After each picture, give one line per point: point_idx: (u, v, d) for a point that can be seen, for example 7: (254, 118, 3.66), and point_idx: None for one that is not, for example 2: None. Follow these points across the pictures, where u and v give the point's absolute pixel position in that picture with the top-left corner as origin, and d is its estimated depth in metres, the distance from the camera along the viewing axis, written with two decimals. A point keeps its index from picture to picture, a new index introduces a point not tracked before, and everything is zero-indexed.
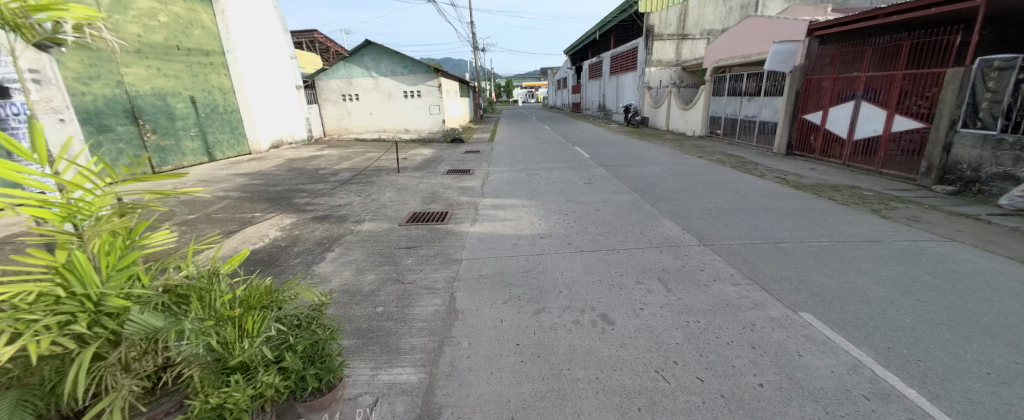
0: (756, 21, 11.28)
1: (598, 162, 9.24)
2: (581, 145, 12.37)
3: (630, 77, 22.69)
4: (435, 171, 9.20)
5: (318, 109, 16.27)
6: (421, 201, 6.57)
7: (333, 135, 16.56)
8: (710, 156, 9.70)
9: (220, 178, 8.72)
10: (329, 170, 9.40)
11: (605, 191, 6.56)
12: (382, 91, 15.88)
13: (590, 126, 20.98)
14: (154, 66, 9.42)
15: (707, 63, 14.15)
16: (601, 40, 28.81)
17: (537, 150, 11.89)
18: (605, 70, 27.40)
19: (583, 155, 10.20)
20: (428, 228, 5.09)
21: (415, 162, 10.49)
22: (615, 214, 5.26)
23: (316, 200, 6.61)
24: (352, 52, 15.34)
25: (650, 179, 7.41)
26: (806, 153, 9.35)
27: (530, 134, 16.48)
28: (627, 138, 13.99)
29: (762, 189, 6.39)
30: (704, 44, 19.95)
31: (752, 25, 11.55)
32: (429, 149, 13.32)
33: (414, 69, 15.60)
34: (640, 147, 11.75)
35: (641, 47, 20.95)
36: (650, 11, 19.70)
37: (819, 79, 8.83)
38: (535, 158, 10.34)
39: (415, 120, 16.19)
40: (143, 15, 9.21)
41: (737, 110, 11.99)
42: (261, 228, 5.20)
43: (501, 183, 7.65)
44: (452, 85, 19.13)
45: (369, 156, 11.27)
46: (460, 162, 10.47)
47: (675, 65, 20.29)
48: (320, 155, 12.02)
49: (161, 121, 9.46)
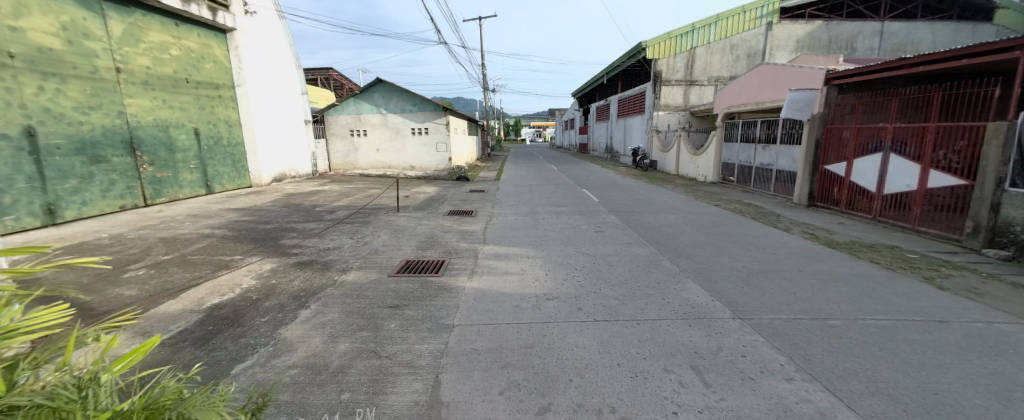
0: (768, 68, 11.13)
1: (608, 207, 8.75)
2: (589, 188, 11.95)
3: (638, 120, 22.70)
4: (436, 211, 8.75)
5: (326, 144, 16.23)
6: (416, 246, 6.06)
7: (338, 170, 16.39)
8: (727, 205, 9.18)
9: (211, 213, 8.32)
10: (326, 207, 9.00)
11: (618, 241, 6.03)
12: (390, 127, 15.88)
13: (598, 167, 20.78)
14: (160, 97, 9.35)
15: (717, 108, 13.97)
16: (609, 84, 29.29)
17: (544, 191, 11.48)
18: (612, 113, 27.65)
19: (593, 200, 9.74)
20: (420, 282, 4.53)
21: (417, 200, 10.08)
22: (630, 272, 4.69)
23: (304, 242, 6.13)
24: (363, 89, 15.49)
25: (666, 229, 6.87)
26: (829, 205, 8.82)
27: (537, 174, 16.16)
28: (637, 182, 13.58)
29: (791, 246, 5.81)
30: (712, 90, 20.03)
31: (763, 72, 11.38)
32: (433, 187, 12.98)
33: (422, 107, 15.64)
34: (651, 192, 11.30)
35: (649, 91, 21.11)
36: (658, 57, 20.05)
37: (840, 128, 8.47)
38: (542, 200, 9.89)
39: (421, 157, 16.04)
40: (154, 48, 9.28)
41: (752, 157, 11.62)
42: (235, 276, 4.69)
43: (504, 228, 7.15)
44: (461, 123, 19.22)
45: (369, 193, 10.90)
46: (463, 202, 10.05)
47: (683, 109, 20.26)
48: (321, 190, 11.72)
49: (160, 153, 9.26)
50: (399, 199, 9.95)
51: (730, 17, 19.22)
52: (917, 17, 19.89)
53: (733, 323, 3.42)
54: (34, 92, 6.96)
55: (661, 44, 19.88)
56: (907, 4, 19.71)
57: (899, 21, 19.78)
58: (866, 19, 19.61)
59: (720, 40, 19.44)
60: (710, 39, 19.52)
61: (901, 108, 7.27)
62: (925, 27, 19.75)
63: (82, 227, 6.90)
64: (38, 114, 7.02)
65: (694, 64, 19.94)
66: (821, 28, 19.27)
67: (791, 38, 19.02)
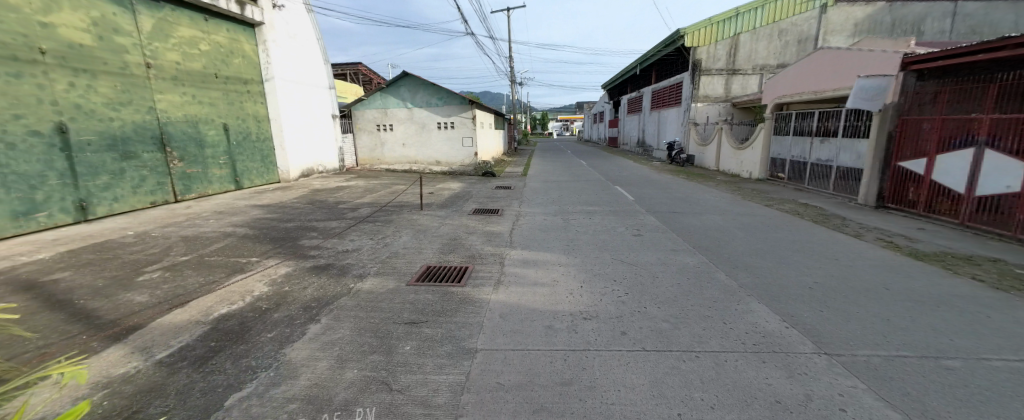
0: (829, 53, 10.01)
1: (645, 207, 8.07)
2: (623, 185, 11.23)
3: (673, 113, 21.49)
4: (461, 210, 8.35)
5: (353, 139, 16.21)
6: (439, 249, 5.65)
7: (365, 165, 16.34)
8: (780, 205, 8.27)
9: (237, 210, 8.28)
10: (350, 204, 8.77)
11: (661, 247, 5.39)
12: (416, 122, 15.63)
13: (630, 162, 19.83)
14: (189, 93, 9.42)
15: (766, 99, 12.83)
16: (641, 76, 28.04)
17: (574, 189, 10.85)
18: (645, 105, 26.43)
19: (628, 199, 9.05)
20: (441, 292, 4.09)
21: (442, 198, 9.72)
22: (680, 286, 4.07)
23: (324, 242, 5.86)
24: (389, 83, 15.28)
25: (715, 233, 6.14)
26: (902, 207, 7.77)
27: (567, 170, 15.49)
28: (674, 179, 12.70)
29: (867, 258, 4.99)
30: (756, 79, 18.61)
31: (824, 58, 10.27)
32: (458, 183, 12.62)
33: (449, 100, 15.27)
34: (691, 190, 10.47)
35: (686, 81, 19.87)
36: (697, 46, 18.92)
37: (920, 119, 7.39)
38: (572, 199, 9.27)
39: (447, 152, 15.70)
40: (183, 43, 9.34)
41: (806, 153, 10.54)
42: (248, 281, 4.43)
43: (533, 230, 6.66)
44: (488, 117, 18.77)
45: (394, 190, 10.63)
46: (489, 200, 9.60)
47: (724, 101, 18.94)
48: (346, 186, 11.58)
49: (190, 149, 9.34)
50: (424, 197, 9.62)
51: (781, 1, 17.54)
52: None
53: (817, 360, 2.78)
54: (66, 89, 7.05)
55: (700, 32, 18.75)
56: None
57: None
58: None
59: (767, 25, 17.89)
60: (756, 25, 18.08)
61: (1000, 95, 6.14)
62: (1009, 6, 17.44)
63: (111, 224, 6.96)
64: (69, 110, 7.09)
65: (737, 51, 18.63)
66: (883, 10, 17.43)
67: (846, 22, 17.15)
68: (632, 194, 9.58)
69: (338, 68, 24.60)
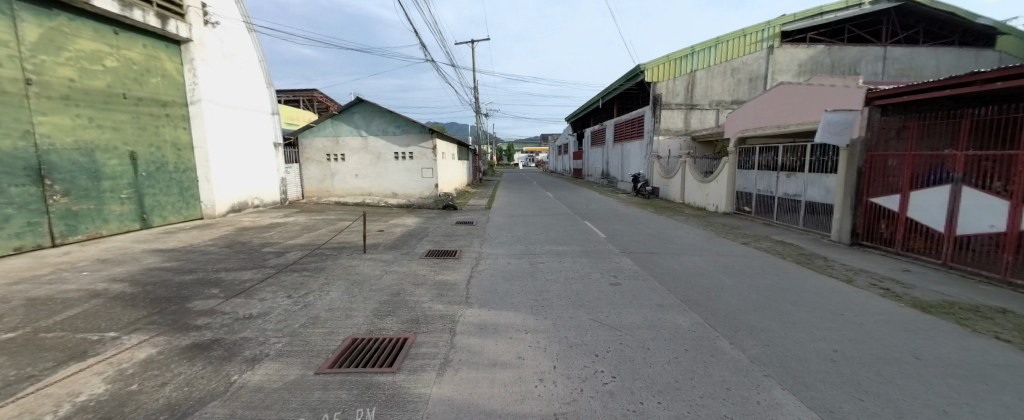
0: (789, 87, 10.04)
1: (618, 246, 7.32)
2: (593, 220, 10.53)
3: (636, 146, 21.60)
4: (413, 252, 7.22)
5: (299, 169, 14.75)
6: (374, 308, 4.49)
7: (312, 198, 14.83)
8: (758, 244, 7.80)
9: (129, 256, 6.67)
10: (279, 247, 7.40)
11: (643, 303, 4.50)
12: (371, 151, 14.47)
13: (596, 194, 19.50)
14: (85, 115, 7.86)
15: (729, 133, 12.85)
16: (603, 109, 28.57)
17: (540, 225, 9.99)
18: (608, 138, 26.71)
19: (600, 236, 8.29)
20: (363, 387, 2.92)
21: (392, 237, 8.53)
22: (677, 365, 3.16)
23: (223, 305, 4.55)
24: (342, 109, 14.16)
25: (700, 280, 5.39)
26: (879, 245, 7.48)
27: (533, 202, 14.75)
28: (643, 213, 12.21)
29: (875, 313, 4.36)
30: (714, 115, 19.13)
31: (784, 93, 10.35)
32: (415, 218, 11.47)
33: (407, 129, 14.32)
34: (662, 225, 9.94)
35: (647, 115, 20.10)
36: (657, 81, 19.17)
37: (889, 156, 7.25)
38: (538, 237, 8.36)
39: (405, 183, 14.57)
40: (82, 57, 7.83)
41: (773, 187, 10.38)
42: (80, 376, 3.11)
43: (495, 278, 5.65)
44: (450, 147, 17.95)
45: (337, 227, 9.31)
46: (446, 239, 8.51)
47: (684, 134, 19.19)
48: (283, 222, 10.13)
49: (80, 181, 7.68)
50: (371, 237, 8.40)
51: (731, 41, 18.61)
52: (919, 42, 19.34)
53: None
54: None
55: (660, 67, 19.14)
56: (907, 29, 19.24)
57: (901, 45, 19.19)
58: (868, 44, 19.08)
59: (721, 63, 18.68)
60: (711, 62, 18.76)
61: (971, 132, 6.01)
62: (928, 52, 19.20)
63: None
64: None
65: (695, 87, 19.02)
66: (822, 52, 18.63)
67: (792, 63, 18.38)
68: (603, 231, 8.84)
69: (290, 94, 23.11)
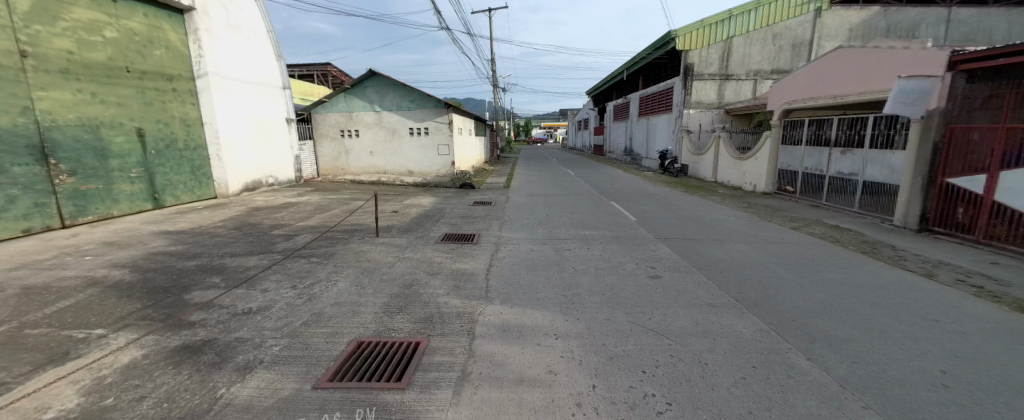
0: (850, 52, 8.81)
1: (652, 231, 6.63)
2: (620, 200, 9.81)
3: (663, 120, 20.34)
4: (429, 236, 6.73)
5: (314, 146, 14.39)
6: (383, 303, 4.01)
7: (327, 176, 14.51)
8: (809, 230, 6.98)
9: (135, 239, 6.41)
10: (289, 229, 7.03)
11: (692, 302, 3.86)
12: (385, 127, 13.93)
13: (620, 171, 18.58)
14: (87, 90, 7.54)
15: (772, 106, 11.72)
16: (628, 81, 27.06)
17: (563, 206, 9.33)
18: (632, 112, 25.37)
19: (631, 218, 7.62)
20: (365, 410, 2.44)
21: (407, 219, 8.04)
22: (747, 389, 2.55)
23: (222, 297, 4.17)
24: (354, 83, 13.57)
25: (752, 273, 4.70)
26: (954, 231, 6.55)
27: (553, 181, 14.04)
28: (674, 192, 11.37)
29: (975, 319, 3.61)
30: (750, 85, 17.68)
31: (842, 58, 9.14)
32: (431, 198, 10.98)
33: (422, 104, 13.66)
34: (696, 206, 9.16)
35: (676, 87, 18.76)
36: (689, 49, 17.66)
37: (975, 129, 6.22)
38: (562, 220, 7.72)
39: (421, 161, 14.04)
40: (80, 27, 7.45)
41: (824, 164, 9.37)
42: (55, 384, 2.73)
43: (517, 268, 5.10)
44: (467, 123, 17.23)
45: (350, 208, 8.90)
46: (464, 221, 7.98)
47: (717, 107, 17.86)
48: (295, 202, 9.79)
49: (87, 160, 7.45)
50: (385, 219, 7.94)
51: (773, 2, 16.82)
52: (991, 1, 17.16)
53: None
54: None
55: (692, 35, 17.57)
56: None
57: (969, 6, 17.09)
58: (931, 4, 17.06)
59: (761, 29, 17.13)
60: (749, 29, 17.19)
61: None
62: (1000, 14, 17.07)
63: None
64: None
65: (730, 56, 17.51)
66: (877, 14, 16.77)
67: (842, 27, 16.68)
68: (633, 213, 8.16)
69: (305, 69, 22.63)
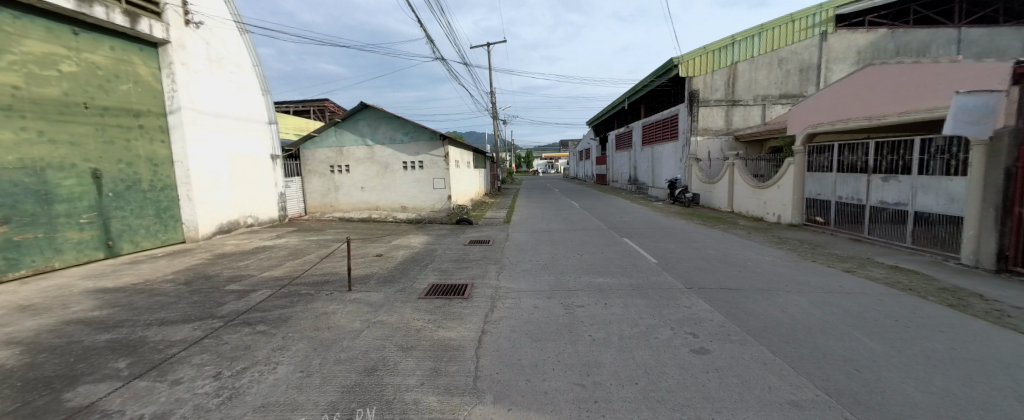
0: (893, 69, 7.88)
1: (679, 278, 5.50)
2: (633, 237, 8.69)
3: (669, 148, 19.47)
4: (411, 288, 5.60)
5: (302, 182, 13.52)
6: (329, 404, 2.86)
7: (315, 213, 13.56)
8: (866, 273, 5.84)
9: (60, 300, 5.32)
10: (247, 284, 5.92)
11: (767, 401, 2.69)
12: (377, 161, 13.11)
13: (627, 202, 17.58)
14: (33, 128, 6.72)
15: (795, 130, 10.83)
16: (629, 110, 26.61)
17: (570, 245, 8.20)
18: (635, 140, 24.71)
19: (651, 261, 6.48)
20: None
21: (391, 265, 6.93)
22: None
23: (112, 398, 3.04)
24: (345, 117, 12.89)
25: (829, 345, 3.53)
26: None
27: (557, 214, 12.99)
28: (691, 225, 10.26)
29: None
30: (759, 111, 16.98)
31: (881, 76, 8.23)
32: (423, 237, 9.92)
33: (416, 136, 12.90)
34: (722, 243, 8.02)
35: (681, 114, 18.04)
36: (693, 75, 17.04)
37: None
38: (569, 264, 6.57)
39: (415, 196, 13.12)
40: (31, 61, 6.73)
41: (863, 193, 8.33)
42: None
43: (516, 336, 3.94)
44: (465, 155, 16.46)
45: (328, 252, 7.82)
46: (455, 266, 6.85)
47: (726, 133, 17.06)
48: (270, 246, 8.76)
49: (25, 205, 6.52)
50: (364, 266, 6.84)
51: (779, 26, 16.35)
52: (1000, 22, 16.70)
53: None
54: None
55: (695, 60, 16.93)
56: (985, 7, 16.65)
57: (979, 26, 16.57)
58: (938, 25, 16.60)
59: (766, 54, 16.57)
60: (754, 53, 16.75)
61: None
62: (1012, 33, 16.52)
63: None
64: None
65: (736, 81, 16.93)
66: (885, 36, 16.25)
67: (848, 50, 16.20)
68: (652, 254, 7.03)
69: (299, 104, 22.14)
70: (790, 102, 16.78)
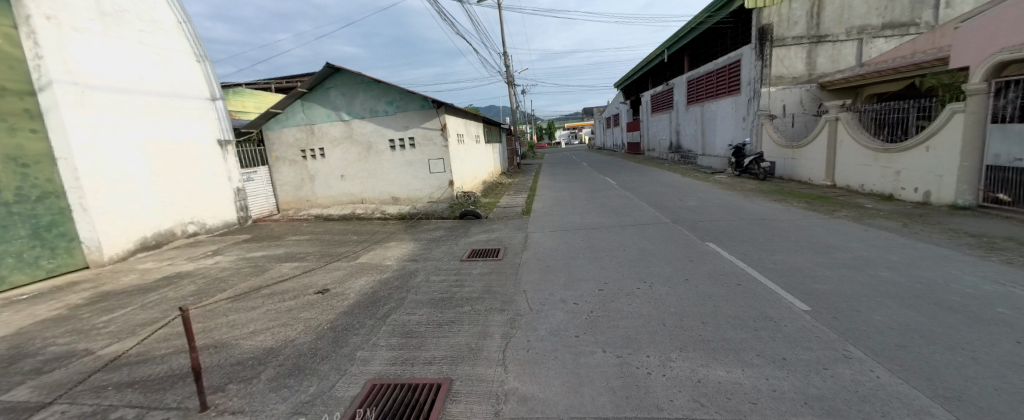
0: None
1: (917, 384, 2.38)
2: (725, 241, 5.47)
3: (727, 105, 15.59)
4: (327, 399, 2.72)
5: (271, 173, 10.95)
6: None
7: (289, 210, 10.97)
8: None
9: None
10: (45, 386, 3.20)
11: None
12: (358, 141, 10.23)
13: (677, 176, 14.06)
14: None
15: (973, 61, 6.92)
16: (668, 64, 22.46)
17: (626, 262, 5.06)
18: (677, 100, 20.71)
19: (801, 313, 3.35)
20: None
21: (325, 319, 4.03)
22: None
23: None
24: (312, 85, 10.00)
25: None
26: None
27: (591, 199, 9.87)
28: (799, 214, 6.88)
29: None
30: (853, 48, 12.88)
31: None
32: (409, 245, 7.00)
33: (402, 105, 9.85)
34: (891, 254, 4.68)
35: (746, 58, 14.00)
36: (762, 6, 12.88)
37: None
38: (637, 321, 3.47)
39: (407, 182, 10.23)
40: None
41: None
42: None
43: None
44: (471, 128, 13.32)
45: (247, 292, 5.03)
46: (431, 318, 3.88)
47: (808, 80, 13.09)
48: (187, 272, 6.12)
49: None
50: (279, 325, 3.99)
51: None
52: None
53: None
54: None
55: None
56: None
57: None
58: None
59: None
60: None
61: None
62: None
63: None
64: None
65: (823, 10, 12.70)
66: None
67: None
68: (789, 289, 3.82)
69: (283, 81, 19.25)
70: (897, 33, 12.78)
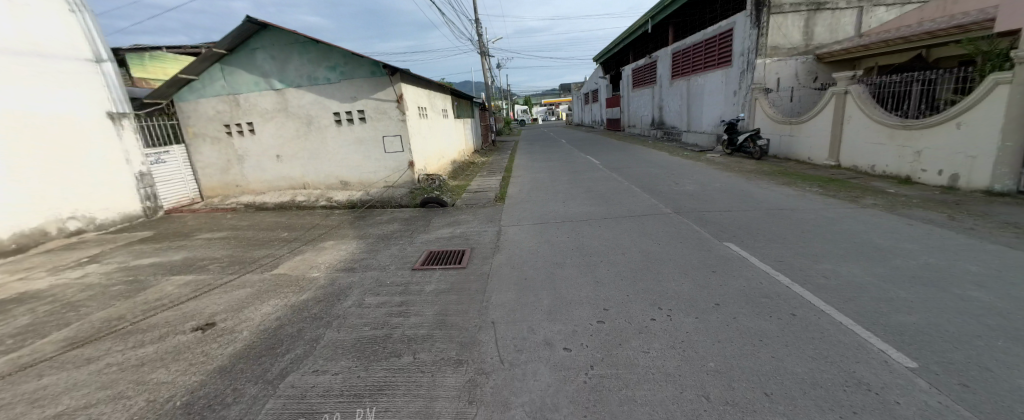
0: None
1: None
2: (750, 243, 4.33)
3: (717, 78, 14.47)
4: None
5: (189, 153, 9.08)
6: None
7: (215, 198, 9.22)
8: None
9: None
10: None
11: None
12: (295, 114, 8.46)
13: (664, 155, 12.97)
14: None
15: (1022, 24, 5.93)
16: (652, 34, 21.08)
17: (629, 274, 3.83)
18: (662, 72, 19.47)
19: (910, 378, 2.17)
20: None
21: (183, 389, 2.59)
22: None
23: None
24: (233, 44, 8.07)
25: None
26: None
27: (574, 183, 8.63)
28: (820, 203, 5.85)
29: None
30: (854, 16, 11.88)
31: None
32: (350, 245, 5.51)
33: (348, 68, 8.09)
34: (966, 262, 3.65)
35: (741, 25, 12.77)
36: None
37: None
38: (663, 390, 2.21)
39: (358, 164, 8.61)
40: None
41: None
42: None
43: None
44: (437, 100, 11.62)
45: (97, 330, 3.51)
46: (347, 384, 2.50)
47: (805, 51, 12.05)
48: (35, 293, 4.47)
49: None
50: (108, 402, 2.53)
51: None
52: None
53: None
54: None
55: None
56: None
57: None
58: None
59: None
60: None
61: None
62: None
63: None
64: None
65: None
66: None
67: None
68: (870, 326, 2.66)
69: None
70: (900, 1, 11.85)
